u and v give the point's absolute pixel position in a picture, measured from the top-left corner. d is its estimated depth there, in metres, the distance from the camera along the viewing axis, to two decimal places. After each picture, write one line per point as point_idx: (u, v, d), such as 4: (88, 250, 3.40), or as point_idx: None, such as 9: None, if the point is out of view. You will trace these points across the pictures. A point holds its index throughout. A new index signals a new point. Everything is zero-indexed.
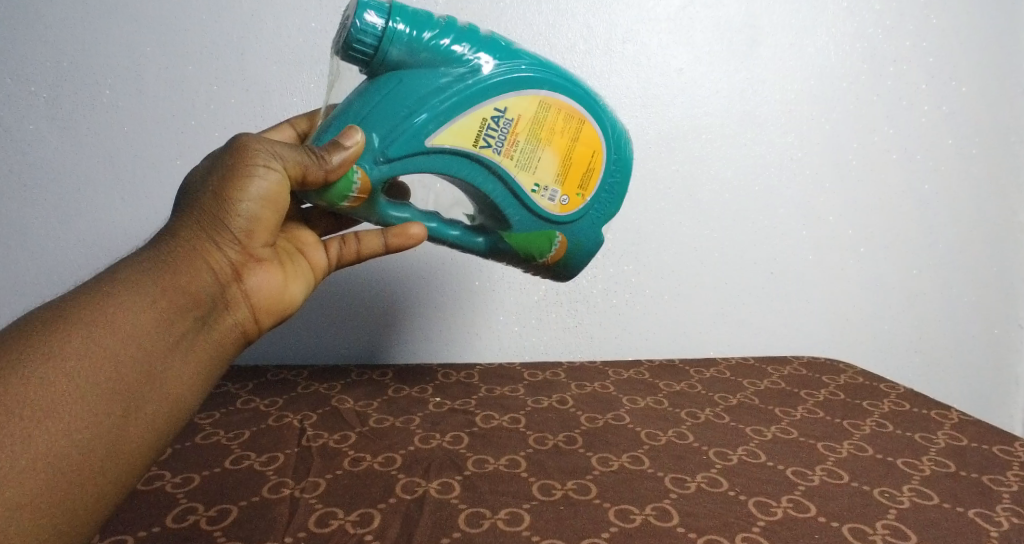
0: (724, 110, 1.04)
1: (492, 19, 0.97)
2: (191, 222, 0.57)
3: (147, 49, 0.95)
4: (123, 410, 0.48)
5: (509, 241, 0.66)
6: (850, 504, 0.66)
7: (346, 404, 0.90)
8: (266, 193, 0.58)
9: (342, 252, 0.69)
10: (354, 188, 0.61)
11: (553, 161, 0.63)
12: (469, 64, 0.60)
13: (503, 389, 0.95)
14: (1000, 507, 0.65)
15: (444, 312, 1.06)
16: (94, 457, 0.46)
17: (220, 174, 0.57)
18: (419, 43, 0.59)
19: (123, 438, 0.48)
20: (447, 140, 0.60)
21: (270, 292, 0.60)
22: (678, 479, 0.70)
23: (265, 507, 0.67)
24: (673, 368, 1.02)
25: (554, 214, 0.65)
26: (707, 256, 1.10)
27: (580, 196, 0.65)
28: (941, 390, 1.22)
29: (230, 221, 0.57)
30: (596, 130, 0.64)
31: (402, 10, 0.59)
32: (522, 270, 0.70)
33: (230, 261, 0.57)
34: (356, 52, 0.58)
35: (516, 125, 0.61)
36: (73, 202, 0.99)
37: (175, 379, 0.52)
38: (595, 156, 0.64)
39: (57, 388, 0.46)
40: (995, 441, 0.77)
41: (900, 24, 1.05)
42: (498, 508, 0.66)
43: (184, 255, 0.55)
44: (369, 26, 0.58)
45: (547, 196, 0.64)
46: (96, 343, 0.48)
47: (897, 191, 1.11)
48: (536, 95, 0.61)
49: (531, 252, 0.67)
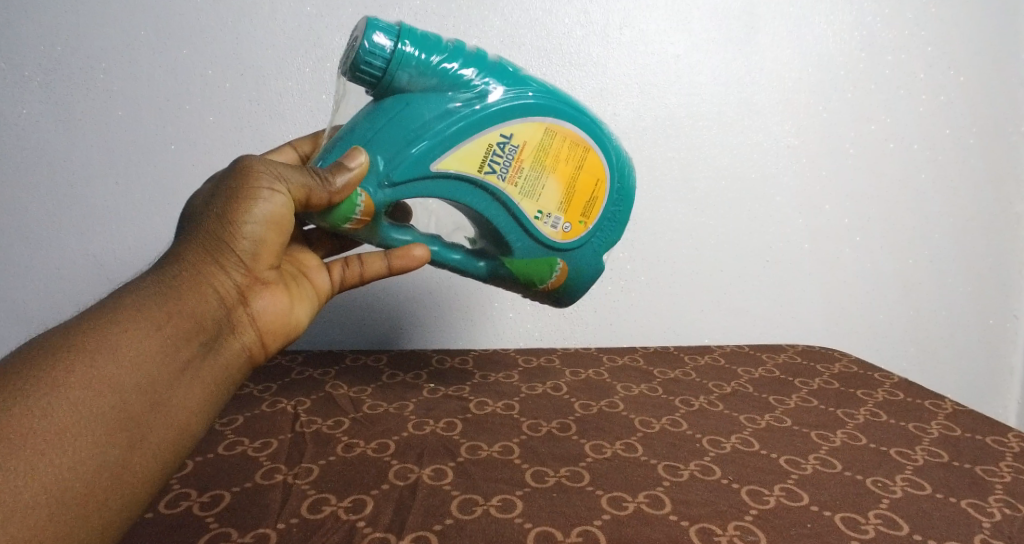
0: (722, 97, 1.03)
1: (490, 5, 0.96)
2: (196, 245, 0.57)
3: (142, 32, 0.94)
4: (128, 440, 0.48)
5: (511, 266, 0.67)
6: (842, 493, 0.66)
7: (340, 390, 0.89)
8: (271, 215, 0.58)
9: (346, 275, 0.69)
10: (357, 211, 0.61)
11: (557, 189, 0.63)
12: (477, 89, 0.61)
13: (497, 376, 0.95)
14: (993, 498, 0.65)
15: (438, 300, 1.06)
16: (99, 488, 0.46)
17: (226, 197, 0.57)
18: (427, 66, 0.59)
19: (127, 469, 0.47)
20: (452, 164, 0.61)
21: (276, 315, 0.61)
22: (671, 467, 0.70)
23: (258, 493, 0.67)
24: (668, 356, 1.02)
25: (556, 241, 0.65)
26: (703, 244, 1.09)
27: (582, 223, 0.65)
28: (934, 379, 1.23)
29: (235, 245, 0.57)
30: (599, 157, 0.64)
31: (411, 33, 0.59)
32: (521, 295, 0.70)
33: (236, 285, 0.58)
34: (364, 74, 0.59)
35: (522, 151, 0.62)
36: (67, 187, 0.98)
37: (181, 406, 0.51)
38: (598, 184, 0.65)
39: (61, 420, 0.45)
40: (989, 433, 0.77)
41: (899, 13, 1.04)
42: (491, 495, 0.66)
43: (190, 280, 0.55)
44: (378, 47, 0.58)
45: (550, 223, 0.64)
46: (100, 373, 0.48)
47: (894, 181, 1.11)
48: (542, 121, 0.62)
49: (532, 279, 0.67)
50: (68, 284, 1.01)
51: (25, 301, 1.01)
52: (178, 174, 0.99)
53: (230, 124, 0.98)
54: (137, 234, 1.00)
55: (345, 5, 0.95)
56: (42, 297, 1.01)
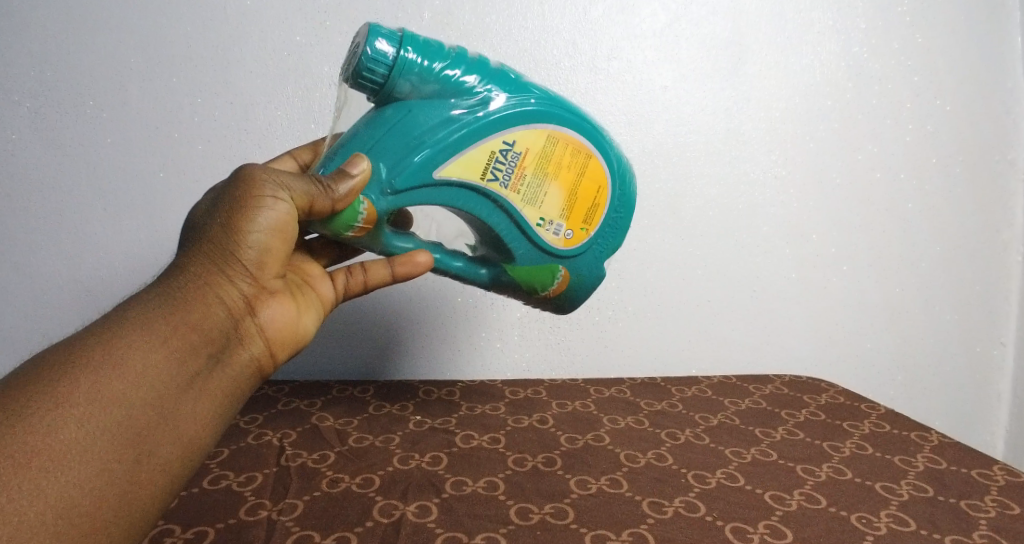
0: (709, 129, 1.03)
1: (476, 36, 0.96)
2: (202, 255, 0.56)
3: (130, 60, 0.94)
4: (135, 455, 0.47)
5: (513, 273, 0.66)
6: (827, 530, 0.63)
7: (326, 422, 0.87)
8: (275, 223, 0.57)
9: (349, 283, 0.68)
10: (360, 218, 0.60)
11: (559, 196, 0.63)
12: (479, 96, 0.60)
13: (483, 408, 0.93)
14: (977, 534, 0.63)
15: (428, 329, 1.04)
16: (105, 504, 0.45)
17: (229, 206, 0.56)
18: (430, 73, 0.59)
19: (134, 486, 0.47)
20: (454, 172, 0.60)
21: (285, 325, 0.60)
22: (655, 503, 0.68)
23: (241, 530, 0.65)
24: (654, 387, 1.00)
25: (558, 248, 0.64)
26: (690, 274, 1.08)
27: (584, 231, 0.64)
28: (924, 409, 1.20)
29: (241, 254, 0.56)
30: (601, 164, 0.64)
31: (414, 39, 0.58)
32: (523, 302, 0.69)
33: (243, 294, 0.57)
34: (366, 81, 0.58)
35: (525, 158, 0.61)
36: (55, 214, 0.98)
37: (189, 420, 0.51)
38: (600, 191, 0.64)
39: (67, 437, 0.45)
40: (974, 466, 0.74)
41: (885, 42, 1.04)
42: (475, 533, 0.64)
43: (196, 291, 0.54)
44: (380, 54, 0.57)
45: (552, 230, 0.63)
46: (105, 389, 0.47)
47: (882, 210, 1.09)
48: (544, 128, 0.61)
49: (533, 286, 0.66)
50: (55, 310, 1.00)
51: (11, 327, 1.00)
52: (160, 202, 0.99)
53: (215, 152, 0.98)
54: (117, 262, 1.00)
55: (334, 34, 0.96)
56: (30, 324, 1.01)
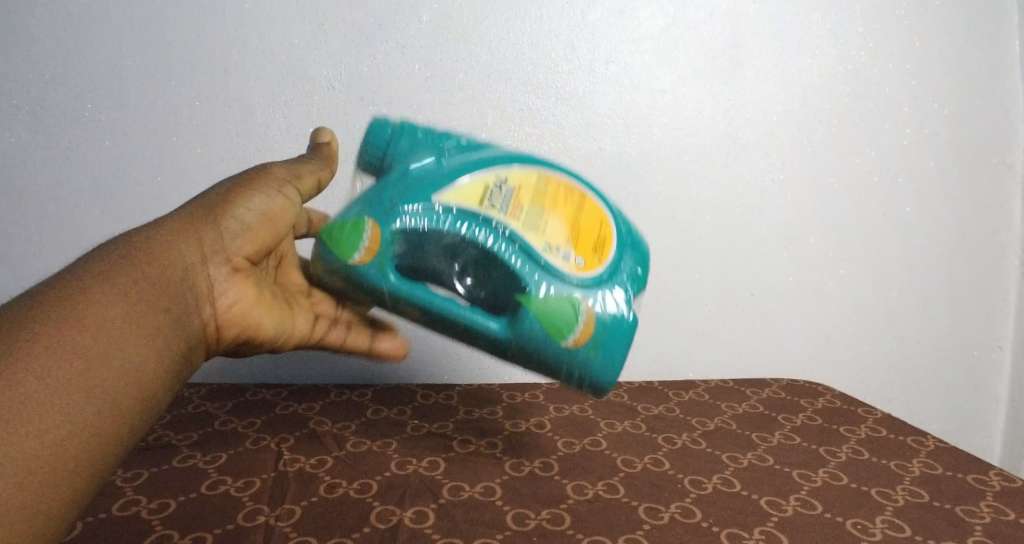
0: (706, 133, 1.02)
1: (473, 37, 0.96)
2: (190, 215, 0.56)
3: (128, 63, 0.95)
4: (102, 407, 0.46)
5: (527, 312, 0.59)
6: (824, 537, 0.62)
7: (324, 426, 0.87)
8: (265, 210, 0.60)
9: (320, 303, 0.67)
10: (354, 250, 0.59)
11: (562, 224, 0.60)
12: (475, 154, 0.63)
13: (481, 412, 0.92)
14: (975, 541, 0.62)
15: (426, 333, 1.04)
16: (65, 453, 0.43)
17: (232, 185, 0.59)
18: (429, 147, 0.64)
19: (95, 440, 0.45)
20: (451, 200, 0.59)
21: (246, 309, 0.59)
22: (652, 508, 0.67)
23: (237, 536, 0.64)
24: (652, 390, 0.99)
25: (570, 274, 0.59)
26: (689, 277, 1.07)
27: (595, 258, 0.60)
28: (924, 413, 1.18)
29: (228, 225, 0.57)
30: (603, 207, 0.62)
31: (415, 129, 0.65)
32: (546, 366, 0.60)
33: (221, 265, 0.57)
34: (372, 156, 0.65)
35: (522, 191, 0.60)
36: (55, 217, 0.98)
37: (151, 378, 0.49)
38: (605, 226, 0.61)
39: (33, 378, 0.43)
40: (972, 471, 0.73)
41: (884, 45, 1.03)
42: (470, 539, 0.63)
43: (180, 246, 0.54)
44: (385, 135, 0.65)
45: (560, 256, 0.59)
46: (75, 331, 0.46)
47: (880, 214, 1.08)
48: (539, 168, 0.61)
49: (553, 325, 0.59)
50: None
51: None
52: (158, 205, 0.99)
53: (212, 155, 0.98)
54: None
55: (331, 36, 0.96)
56: None
